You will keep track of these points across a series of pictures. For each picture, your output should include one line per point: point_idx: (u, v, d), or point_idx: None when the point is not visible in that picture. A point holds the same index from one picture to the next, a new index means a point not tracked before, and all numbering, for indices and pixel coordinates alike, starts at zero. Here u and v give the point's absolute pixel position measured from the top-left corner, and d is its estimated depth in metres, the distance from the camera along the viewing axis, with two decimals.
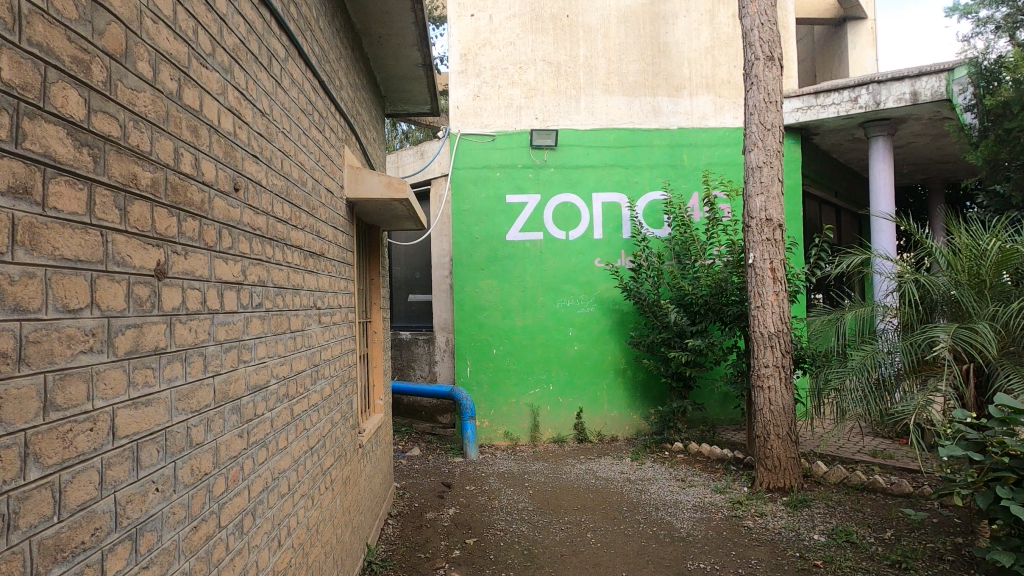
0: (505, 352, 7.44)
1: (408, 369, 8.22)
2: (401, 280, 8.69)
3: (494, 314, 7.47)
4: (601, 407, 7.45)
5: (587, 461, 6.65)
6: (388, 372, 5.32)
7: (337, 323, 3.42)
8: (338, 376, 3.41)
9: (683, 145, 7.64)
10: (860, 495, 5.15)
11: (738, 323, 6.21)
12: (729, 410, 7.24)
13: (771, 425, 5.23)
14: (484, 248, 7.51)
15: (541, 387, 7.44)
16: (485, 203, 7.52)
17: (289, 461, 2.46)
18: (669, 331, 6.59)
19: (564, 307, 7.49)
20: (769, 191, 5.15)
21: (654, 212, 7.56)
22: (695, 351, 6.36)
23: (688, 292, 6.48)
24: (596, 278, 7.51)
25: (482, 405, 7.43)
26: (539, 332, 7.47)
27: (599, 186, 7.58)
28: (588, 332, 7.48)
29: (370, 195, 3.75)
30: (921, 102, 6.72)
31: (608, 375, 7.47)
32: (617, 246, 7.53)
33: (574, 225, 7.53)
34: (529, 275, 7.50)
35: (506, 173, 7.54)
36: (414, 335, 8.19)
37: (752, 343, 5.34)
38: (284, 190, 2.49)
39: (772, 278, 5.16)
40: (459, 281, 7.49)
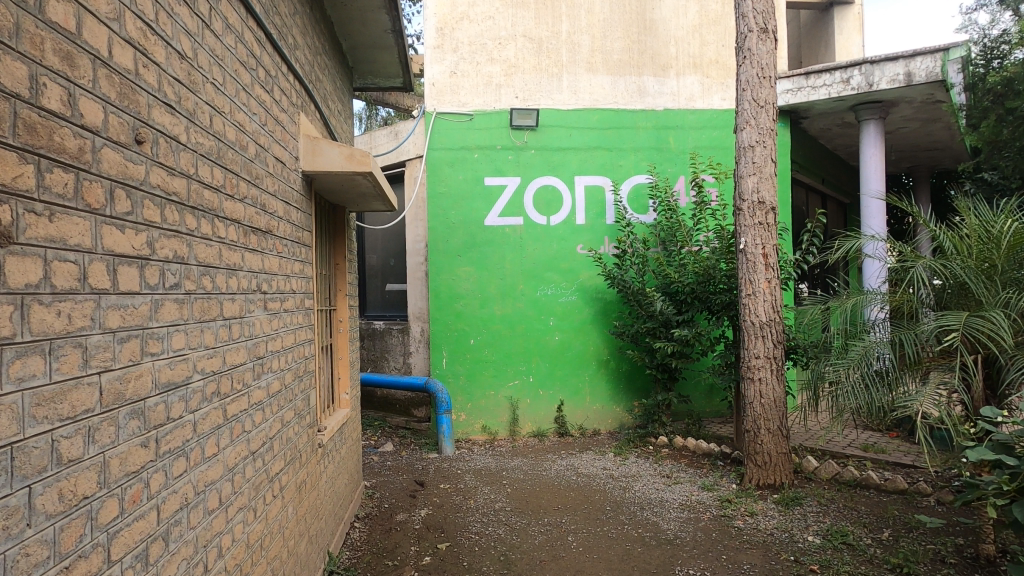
0: (483, 343, 7.10)
1: (382, 361, 7.85)
2: (374, 267, 8.30)
3: (471, 303, 7.12)
4: (582, 400, 7.16)
5: (568, 457, 6.35)
6: (355, 364, 4.95)
7: (290, 310, 3.05)
8: (291, 370, 3.05)
9: (669, 127, 7.33)
10: (853, 492, 4.91)
11: (727, 312, 5.93)
12: (715, 402, 6.99)
13: (761, 419, 4.97)
14: (461, 234, 7.14)
15: (521, 379, 7.12)
16: (462, 185, 7.15)
17: (221, 470, 2.10)
18: (654, 320, 6.29)
19: (545, 296, 7.16)
20: (761, 171, 4.86)
21: (638, 197, 7.25)
22: (682, 341, 6.07)
23: (674, 280, 6.18)
24: (578, 266, 7.19)
25: (459, 398, 7.09)
26: (519, 322, 7.14)
27: (582, 169, 7.25)
28: (569, 322, 7.17)
29: (328, 167, 3.37)
30: (915, 83, 6.46)
31: (590, 367, 7.18)
32: (600, 232, 7.22)
33: (555, 210, 7.20)
34: (509, 262, 7.15)
35: (484, 155, 7.16)
36: (387, 325, 7.82)
37: (741, 332, 5.07)
38: (215, 152, 2.12)
39: (764, 265, 4.88)
40: (434, 268, 7.12)
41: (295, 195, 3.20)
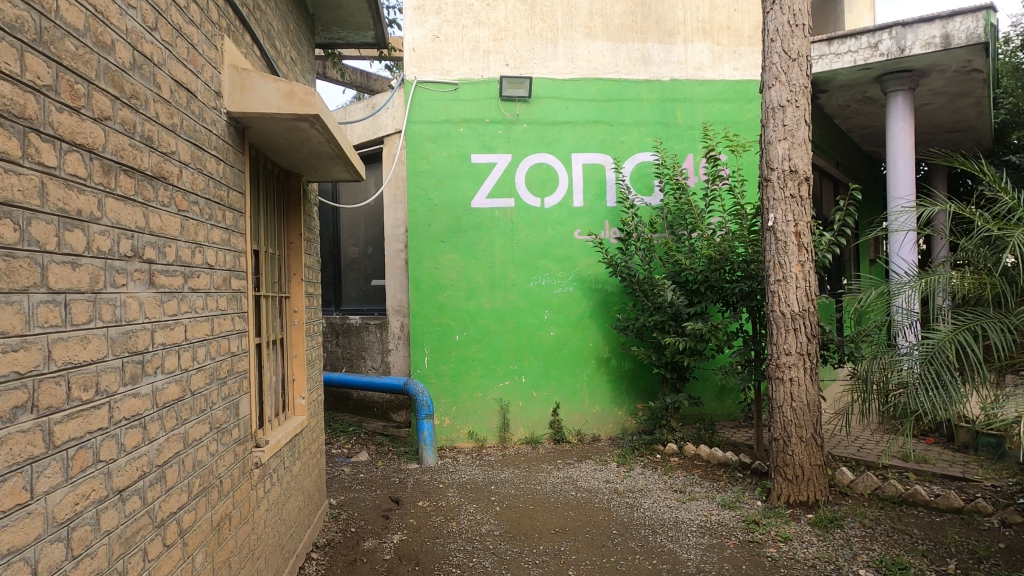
0: (469, 339, 6.35)
1: (358, 360, 7.10)
2: (350, 256, 7.52)
3: (456, 295, 6.37)
4: (580, 402, 6.43)
5: (565, 468, 5.63)
6: (315, 363, 4.19)
7: (204, 289, 2.30)
8: (204, 370, 2.28)
9: (676, 100, 6.60)
10: (899, 511, 4.20)
11: (746, 302, 5.22)
12: (727, 405, 6.28)
13: (792, 426, 4.26)
14: (445, 217, 6.38)
15: (512, 379, 6.38)
16: (446, 163, 6.39)
17: (43, 526, 1.35)
18: (662, 312, 5.55)
19: (538, 286, 6.43)
20: (793, 136, 4.15)
21: (643, 176, 6.52)
22: (695, 336, 5.35)
23: (685, 268, 5.46)
24: (576, 254, 6.46)
25: (442, 401, 6.33)
26: (509, 316, 6.40)
27: (579, 146, 6.51)
28: (566, 316, 6.44)
29: (261, 108, 2.61)
30: (953, 47, 5.77)
31: (588, 366, 6.45)
32: (599, 216, 6.49)
33: (550, 191, 6.47)
34: (498, 249, 6.41)
35: (471, 129, 6.41)
36: (364, 320, 7.06)
37: (768, 326, 4.34)
38: (34, 33, 1.37)
39: (796, 245, 4.16)
40: (415, 255, 6.36)
41: (214, 142, 2.43)
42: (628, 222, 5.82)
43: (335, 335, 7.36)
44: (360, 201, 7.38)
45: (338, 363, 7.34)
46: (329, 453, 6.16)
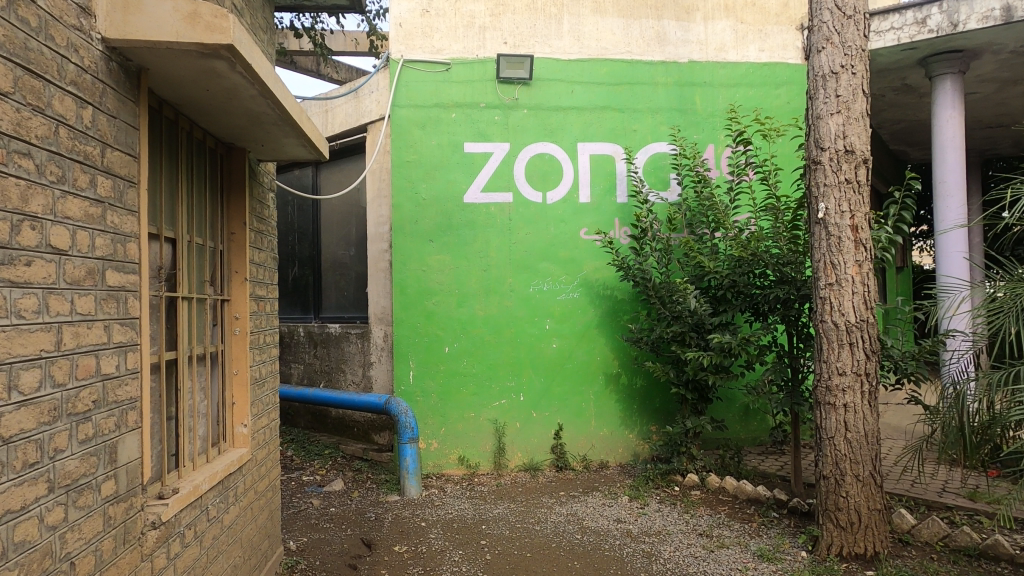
0: (460, 351, 5.61)
1: (338, 374, 6.36)
2: (331, 258, 6.79)
3: (445, 301, 5.63)
4: (586, 424, 5.67)
5: (568, 502, 4.85)
6: (265, 382, 3.44)
7: (41, 284, 1.56)
8: (38, 405, 1.54)
9: (694, 84, 5.88)
10: (979, 569, 3.42)
11: (781, 311, 4.45)
12: (753, 428, 5.53)
13: (846, 462, 3.49)
14: (434, 213, 5.66)
15: (509, 397, 5.62)
16: (436, 152, 5.67)
17: None
18: (684, 321, 4.80)
19: (539, 292, 5.68)
20: (849, 109, 3.41)
21: (658, 169, 5.79)
22: (722, 350, 4.58)
23: (710, 271, 4.71)
24: (582, 256, 5.72)
25: (430, 421, 5.57)
26: (506, 325, 5.65)
27: (586, 134, 5.78)
28: (570, 326, 5.69)
29: (152, 35, 1.88)
30: (1016, 21, 5.05)
31: (595, 383, 5.69)
32: (608, 214, 5.76)
33: (553, 185, 5.74)
34: (494, 250, 5.68)
35: (464, 115, 5.70)
36: (344, 329, 6.32)
37: (816, 340, 3.59)
38: None
39: (853, 242, 3.40)
40: (400, 256, 5.62)
41: (72, 75, 1.70)
42: (644, 218, 5.07)
43: (314, 346, 6.63)
44: (343, 198, 6.67)
45: (317, 377, 6.60)
46: (299, 481, 5.39)
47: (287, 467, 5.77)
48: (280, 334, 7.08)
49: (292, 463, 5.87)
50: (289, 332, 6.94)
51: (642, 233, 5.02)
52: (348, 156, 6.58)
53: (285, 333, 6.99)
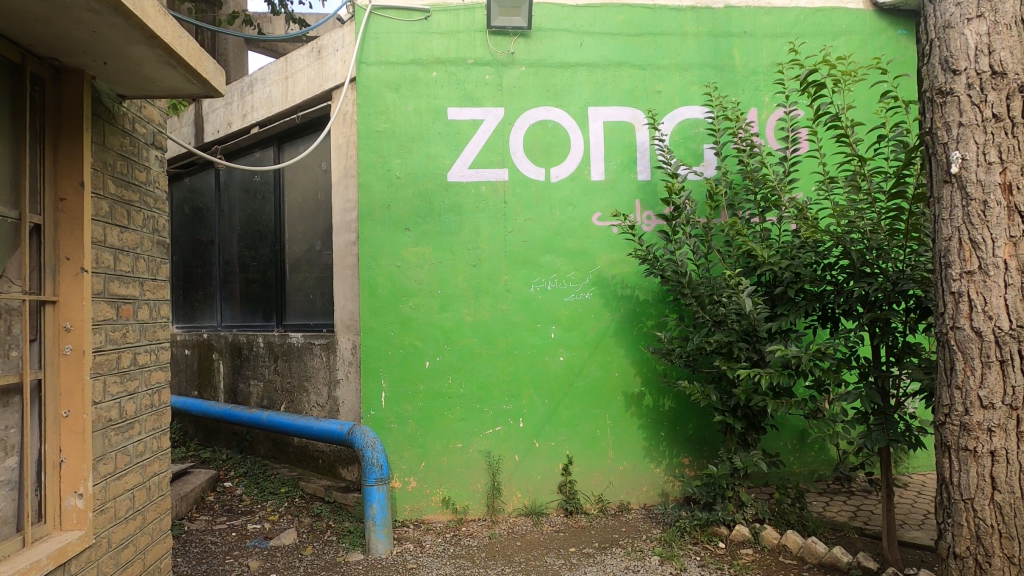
0: (444, 367, 4.50)
1: (302, 393, 5.28)
2: (296, 255, 5.72)
3: (425, 304, 4.53)
4: (602, 456, 4.55)
5: (581, 565, 3.72)
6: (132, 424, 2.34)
7: None
8: None
9: (732, 34, 4.74)
10: None
11: (864, 311, 3.32)
12: (809, 459, 4.57)
13: (1003, 538, 2.28)
14: (411, 196, 4.57)
15: (505, 423, 4.51)
16: (413, 120, 4.59)
17: None
18: (732, 329, 3.66)
19: (541, 293, 4.57)
20: (996, 11, 2.29)
21: (688, 139, 4.67)
22: (786, 365, 3.43)
23: (766, 263, 3.59)
24: (594, 247, 4.61)
25: (407, 455, 4.46)
26: (501, 335, 4.54)
27: (599, 97, 4.68)
28: (580, 334, 4.58)
29: None
30: None
31: (613, 406, 4.57)
32: (626, 194, 4.64)
33: (559, 160, 4.64)
34: (485, 241, 4.58)
35: (447, 74, 4.61)
36: (307, 339, 5.24)
37: (943, 356, 2.45)
38: None
39: (1009, 210, 2.26)
40: (368, 249, 4.53)
41: None
42: (676, 196, 3.94)
43: (274, 359, 5.57)
44: (308, 183, 5.60)
45: (278, 397, 5.52)
46: (242, 531, 4.30)
47: (231, 510, 4.66)
48: (239, 346, 6.01)
49: (239, 504, 4.77)
50: (249, 343, 5.88)
51: (674, 215, 3.87)
52: (314, 132, 5.52)
53: (244, 345, 5.92)
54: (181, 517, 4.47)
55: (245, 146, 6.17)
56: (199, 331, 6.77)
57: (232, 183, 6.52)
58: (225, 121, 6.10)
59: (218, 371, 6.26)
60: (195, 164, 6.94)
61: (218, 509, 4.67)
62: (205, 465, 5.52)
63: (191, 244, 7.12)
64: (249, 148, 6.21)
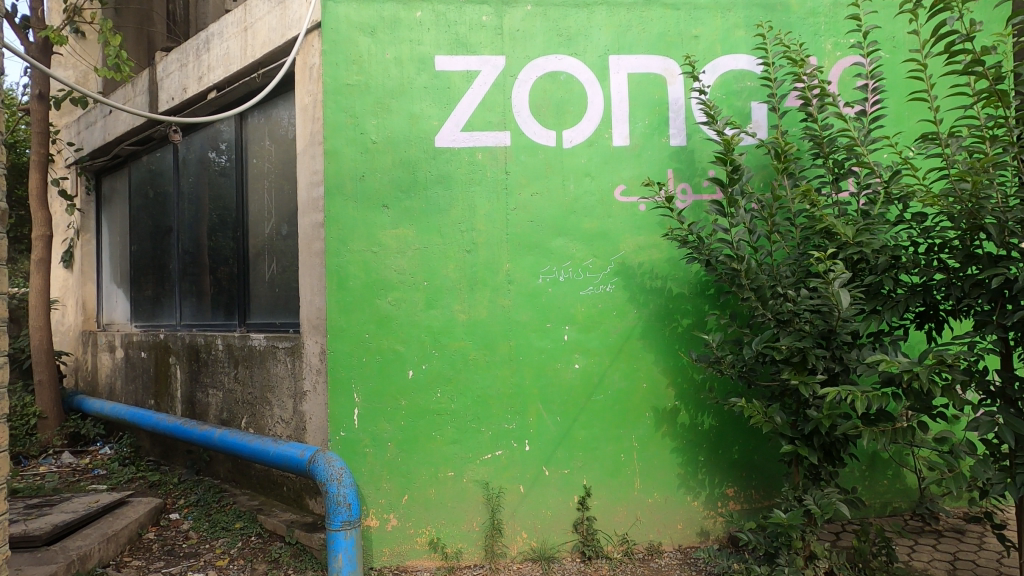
0: (431, 377, 3.64)
1: (264, 406, 4.41)
2: (261, 242, 4.86)
3: (408, 300, 3.66)
4: (627, 487, 3.69)
5: None
6: None
7: None
8: None
9: None
10: None
11: (995, 309, 2.48)
12: (881, 491, 3.74)
13: None
14: (390, 166, 3.69)
15: (506, 447, 3.65)
16: (393, 72, 3.71)
17: None
18: (805, 331, 2.79)
19: (552, 285, 3.69)
20: None
21: (732, 96, 3.79)
22: (885, 381, 2.56)
23: (852, 245, 2.73)
24: (616, 228, 3.73)
25: (386, 486, 3.60)
26: (502, 337, 3.67)
27: (624, 43, 3.78)
28: (599, 336, 3.70)
29: None
30: None
31: (640, 425, 3.71)
32: (656, 163, 3.76)
33: (573, 121, 3.76)
34: (481, 221, 3.70)
35: (433, 14, 3.72)
36: (270, 342, 4.37)
37: None
38: None
39: None
40: (336, 232, 3.66)
41: None
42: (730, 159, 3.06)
43: (234, 364, 4.71)
44: (275, 157, 4.74)
45: (239, 410, 4.67)
46: None
47: (172, 552, 3.80)
48: (197, 348, 5.15)
49: (183, 544, 3.90)
50: (207, 345, 5.02)
51: (732, 181, 2.98)
52: (281, 95, 4.65)
53: (202, 347, 5.06)
54: (107, 564, 3.60)
55: (204, 115, 5.30)
56: (157, 331, 5.91)
57: (191, 160, 5.64)
58: (180, 86, 5.23)
59: (175, 378, 5.41)
60: (154, 140, 6.07)
61: (155, 551, 3.80)
62: (152, 492, 4.65)
63: (150, 232, 6.26)
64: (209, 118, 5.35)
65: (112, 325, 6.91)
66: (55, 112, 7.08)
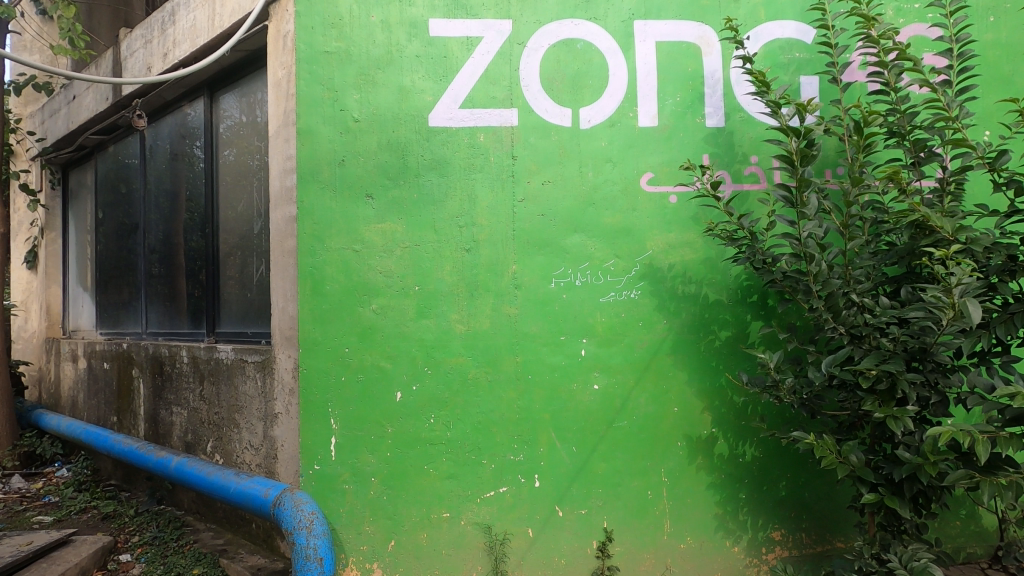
0: (423, 400, 3.06)
1: (231, 430, 3.83)
2: (232, 241, 4.28)
3: (396, 307, 3.09)
4: (655, 530, 3.11)
5: None
6: None
7: None
8: None
9: None
10: None
11: None
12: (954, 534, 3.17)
13: None
14: (375, 148, 3.12)
15: (512, 483, 3.07)
16: (379, 38, 3.14)
17: None
18: (892, 351, 2.23)
19: (567, 291, 3.12)
20: None
21: (777, 68, 3.21)
22: (1008, 418, 2.00)
23: (953, 242, 2.19)
24: (642, 223, 3.16)
25: (368, 531, 3.02)
26: (507, 352, 3.09)
27: (652, 6, 3.21)
28: (622, 350, 3.13)
29: None
30: None
31: (669, 457, 3.13)
32: (689, 147, 3.19)
33: (592, 97, 3.19)
34: (483, 215, 3.13)
35: None
36: (238, 355, 3.79)
37: None
38: None
39: None
40: (311, 227, 3.09)
41: None
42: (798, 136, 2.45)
43: (199, 380, 4.12)
44: (247, 144, 4.17)
45: (204, 432, 4.08)
46: None
47: None
48: (160, 360, 4.56)
49: None
50: (171, 357, 4.43)
51: (805, 160, 2.34)
52: (254, 73, 4.09)
53: (166, 359, 4.47)
54: None
55: (172, 97, 4.73)
56: (121, 340, 5.32)
57: (159, 150, 5.07)
58: (144, 65, 4.65)
59: (137, 393, 4.82)
60: (120, 128, 5.50)
61: None
62: (103, 526, 4.05)
63: (117, 230, 5.68)
64: (178, 101, 4.78)
65: (78, 331, 6.30)
66: (18, 100, 6.50)
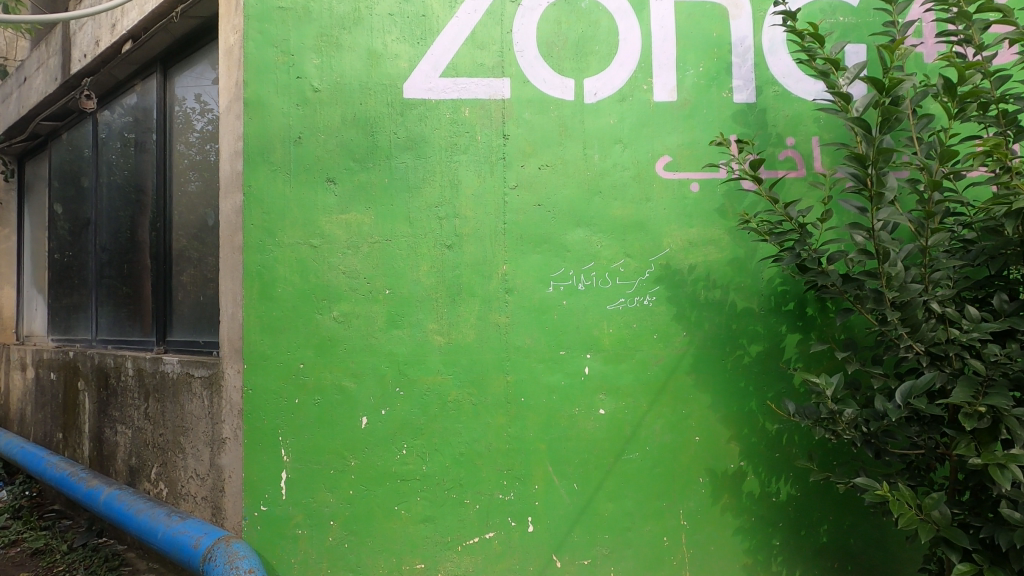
0: (393, 427, 2.54)
1: (176, 455, 3.29)
2: (186, 238, 3.76)
3: (361, 314, 2.56)
4: None
5: None
6: None
7: None
8: None
9: None
10: None
11: None
12: None
13: None
14: (339, 124, 2.60)
15: (501, 527, 2.54)
16: None
17: None
18: (991, 378, 1.73)
19: (567, 296, 2.60)
20: None
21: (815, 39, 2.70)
22: None
23: None
24: (657, 217, 2.65)
25: None
26: (495, 370, 2.57)
27: None
28: (632, 367, 2.61)
29: None
30: None
31: (689, 496, 2.61)
32: (713, 126, 2.68)
33: (600, 65, 2.68)
34: (468, 204, 2.61)
35: None
36: (184, 369, 3.26)
37: None
38: None
39: None
40: (261, 217, 2.57)
41: None
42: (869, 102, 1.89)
43: (144, 396, 3.59)
44: (201, 126, 3.64)
45: (148, 457, 3.54)
46: None
47: None
48: (106, 372, 4.03)
49: None
50: (116, 369, 3.89)
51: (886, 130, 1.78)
52: (211, 44, 3.58)
53: (111, 371, 3.94)
54: None
55: (124, 76, 4.22)
56: (69, 348, 4.78)
57: (113, 136, 4.55)
58: (92, 39, 4.15)
59: (83, 409, 4.28)
60: (74, 113, 4.97)
61: None
62: (30, 565, 3.51)
63: (70, 226, 5.15)
64: (131, 80, 4.27)
65: (31, 338, 5.76)
66: None
